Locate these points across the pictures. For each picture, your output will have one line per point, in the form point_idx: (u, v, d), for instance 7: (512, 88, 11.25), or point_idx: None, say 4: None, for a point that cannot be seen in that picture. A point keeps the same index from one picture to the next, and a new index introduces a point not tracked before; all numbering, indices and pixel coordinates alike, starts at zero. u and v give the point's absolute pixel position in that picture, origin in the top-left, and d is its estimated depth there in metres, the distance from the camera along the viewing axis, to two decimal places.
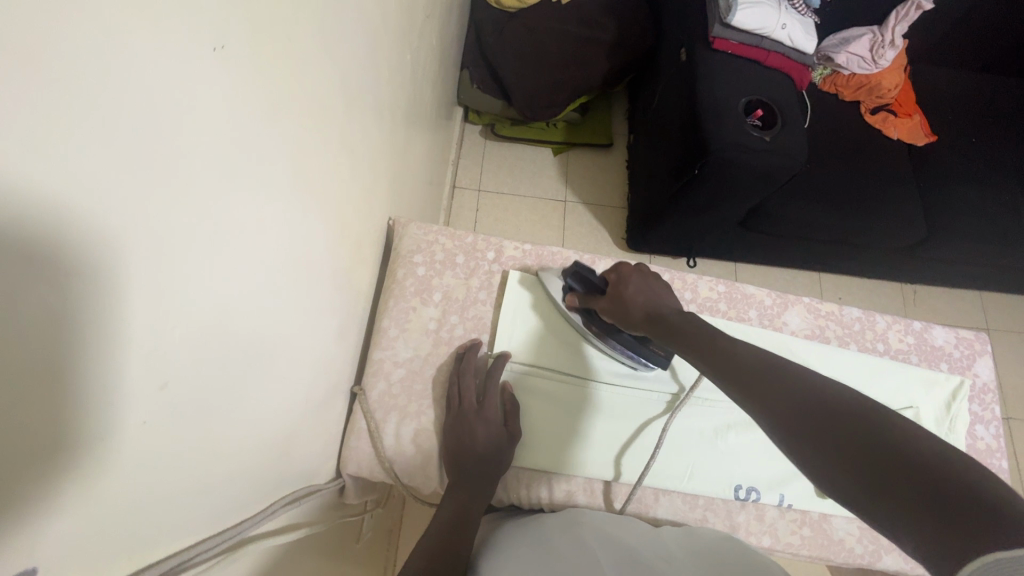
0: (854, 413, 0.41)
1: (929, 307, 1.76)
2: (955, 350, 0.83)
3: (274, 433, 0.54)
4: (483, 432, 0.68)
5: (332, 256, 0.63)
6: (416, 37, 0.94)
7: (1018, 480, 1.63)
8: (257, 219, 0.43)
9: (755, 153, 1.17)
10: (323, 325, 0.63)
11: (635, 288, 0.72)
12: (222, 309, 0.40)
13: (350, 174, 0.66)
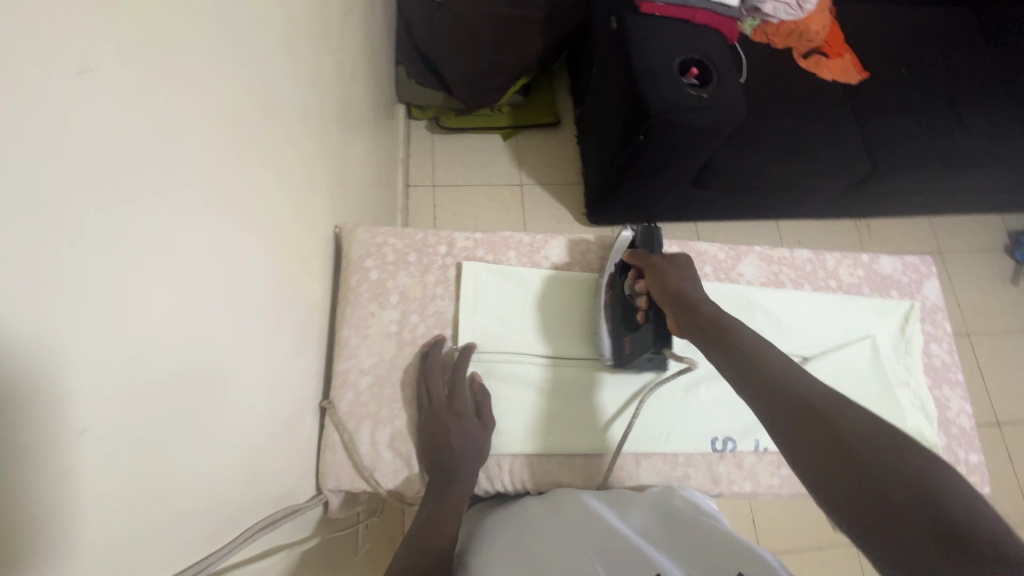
0: (899, 453, 0.43)
1: (884, 240, 1.82)
2: (903, 275, 0.86)
3: (239, 458, 0.53)
4: (459, 431, 0.68)
5: (278, 273, 0.62)
6: (336, 38, 0.92)
7: (985, 391, 1.71)
8: (172, 238, 0.41)
9: (696, 111, 1.18)
10: (279, 344, 0.62)
11: (680, 271, 0.70)
12: (149, 339, 0.38)
13: (285, 188, 0.64)
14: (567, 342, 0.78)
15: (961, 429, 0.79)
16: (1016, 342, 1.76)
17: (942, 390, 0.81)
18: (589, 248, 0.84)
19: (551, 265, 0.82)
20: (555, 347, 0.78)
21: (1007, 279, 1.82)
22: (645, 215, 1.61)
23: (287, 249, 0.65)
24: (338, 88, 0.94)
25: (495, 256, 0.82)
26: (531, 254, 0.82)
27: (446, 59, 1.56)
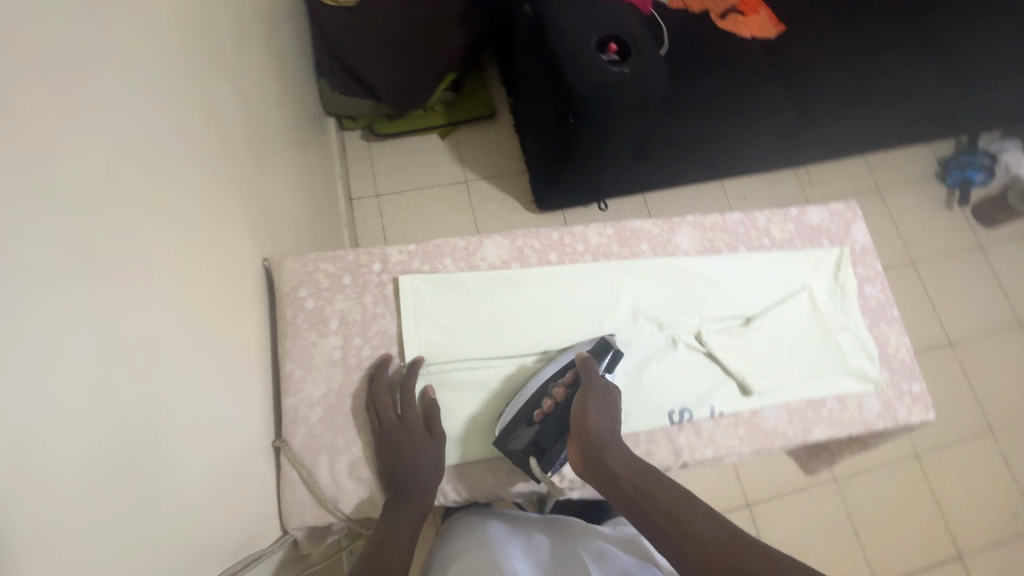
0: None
1: (825, 184, 1.87)
2: (831, 223, 0.89)
3: (178, 513, 0.53)
4: (406, 449, 0.68)
5: (182, 322, 0.60)
6: (233, 62, 0.87)
7: (935, 313, 1.79)
8: (41, 318, 0.41)
9: (619, 87, 1.18)
10: (197, 393, 0.60)
11: (608, 404, 0.69)
12: (33, 422, 0.39)
13: (177, 234, 0.61)
14: (513, 339, 0.78)
15: (901, 362, 0.83)
16: (958, 263, 1.85)
17: (880, 328, 0.85)
18: (525, 242, 0.83)
19: (488, 266, 0.81)
20: (501, 347, 0.77)
21: (943, 205, 1.90)
22: (592, 194, 1.61)
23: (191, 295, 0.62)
24: (245, 115, 0.90)
25: (431, 265, 0.81)
26: (467, 258, 0.81)
27: (366, 64, 1.52)
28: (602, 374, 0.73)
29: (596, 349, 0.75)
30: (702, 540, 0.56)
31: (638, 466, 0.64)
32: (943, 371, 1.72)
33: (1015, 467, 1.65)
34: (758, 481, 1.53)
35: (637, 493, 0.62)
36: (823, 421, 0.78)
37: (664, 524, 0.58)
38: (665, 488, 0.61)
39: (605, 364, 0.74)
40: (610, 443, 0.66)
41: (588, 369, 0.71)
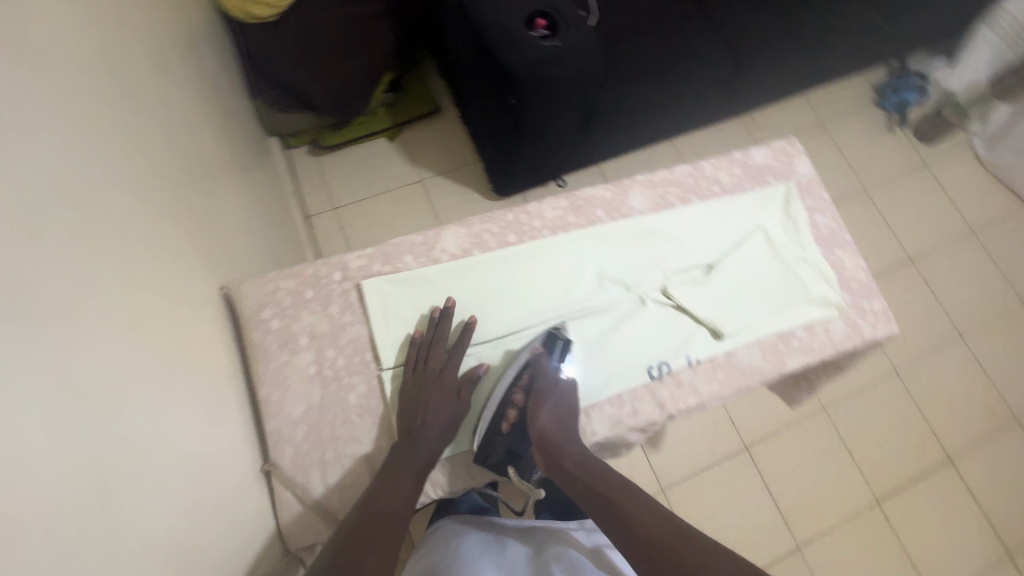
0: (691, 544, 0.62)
1: (772, 127, 1.91)
2: (775, 161, 0.91)
3: (172, 543, 0.53)
4: (435, 405, 0.71)
5: (145, 362, 0.59)
6: (154, 93, 0.85)
7: (893, 234, 1.85)
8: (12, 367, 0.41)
9: (554, 62, 1.18)
10: (170, 430, 0.59)
11: (559, 404, 0.73)
12: (19, 469, 0.39)
13: (126, 276, 0.60)
14: (485, 323, 0.78)
15: (860, 283, 0.86)
16: (907, 183, 1.91)
17: (836, 254, 0.87)
18: (482, 228, 0.83)
19: (449, 257, 0.81)
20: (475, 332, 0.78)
21: (884, 130, 1.96)
22: (548, 172, 1.61)
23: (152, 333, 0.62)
24: (176, 146, 0.87)
25: (392, 265, 0.80)
26: (427, 252, 0.81)
27: (299, 77, 1.46)
28: (555, 373, 0.74)
29: (546, 346, 0.75)
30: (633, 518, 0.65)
31: (588, 461, 0.71)
32: (908, 288, 1.78)
33: (987, 367, 1.73)
34: (752, 423, 1.57)
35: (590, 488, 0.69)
36: (796, 350, 0.81)
37: (603, 513, 0.67)
38: (611, 484, 0.69)
39: (556, 359, 0.75)
40: (563, 446, 0.71)
41: (540, 374, 0.73)
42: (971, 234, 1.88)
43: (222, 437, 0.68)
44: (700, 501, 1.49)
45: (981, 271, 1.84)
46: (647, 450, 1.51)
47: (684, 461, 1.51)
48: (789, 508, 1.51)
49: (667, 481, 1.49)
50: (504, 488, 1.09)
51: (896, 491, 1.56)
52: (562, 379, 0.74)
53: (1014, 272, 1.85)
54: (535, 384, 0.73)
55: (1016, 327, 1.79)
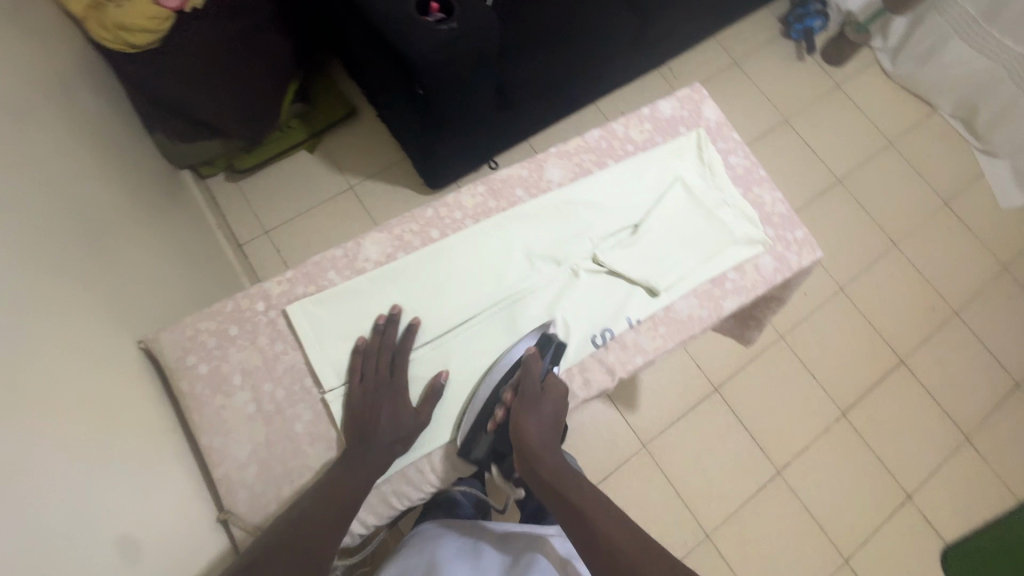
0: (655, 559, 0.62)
1: (689, 73, 1.93)
2: (682, 111, 0.92)
3: None
4: (391, 413, 0.70)
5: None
6: (20, 150, 0.78)
7: (819, 158, 1.91)
8: None
9: (455, 45, 1.14)
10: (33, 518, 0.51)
11: (545, 409, 0.73)
12: None
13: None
14: (425, 326, 0.77)
15: (781, 216, 0.88)
16: (824, 107, 1.98)
17: (754, 191, 0.89)
18: (402, 229, 0.81)
19: (374, 265, 0.79)
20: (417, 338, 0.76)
21: (794, 59, 2.01)
22: (477, 157, 1.58)
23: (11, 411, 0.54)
24: (60, 202, 0.81)
25: (316, 285, 0.78)
26: (351, 264, 0.79)
27: (197, 102, 1.37)
28: (544, 375, 0.74)
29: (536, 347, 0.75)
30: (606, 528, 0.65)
31: (562, 472, 0.71)
32: (841, 208, 1.86)
33: (922, 268, 1.83)
34: (717, 364, 1.62)
35: (559, 494, 0.69)
36: (730, 293, 0.83)
37: (576, 520, 0.67)
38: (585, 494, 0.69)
39: (547, 361, 0.75)
40: (540, 450, 0.72)
41: (527, 378, 0.72)
42: (890, 146, 1.97)
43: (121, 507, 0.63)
44: (681, 448, 1.53)
45: (903, 179, 1.93)
46: (623, 411, 1.54)
47: (660, 414, 1.55)
48: (764, 437, 1.58)
49: (647, 437, 1.53)
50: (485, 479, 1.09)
51: (858, 400, 1.65)
52: (551, 383, 0.74)
53: (933, 174, 1.95)
54: (523, 388, 0.73)
55: (942, 225, 1.89)
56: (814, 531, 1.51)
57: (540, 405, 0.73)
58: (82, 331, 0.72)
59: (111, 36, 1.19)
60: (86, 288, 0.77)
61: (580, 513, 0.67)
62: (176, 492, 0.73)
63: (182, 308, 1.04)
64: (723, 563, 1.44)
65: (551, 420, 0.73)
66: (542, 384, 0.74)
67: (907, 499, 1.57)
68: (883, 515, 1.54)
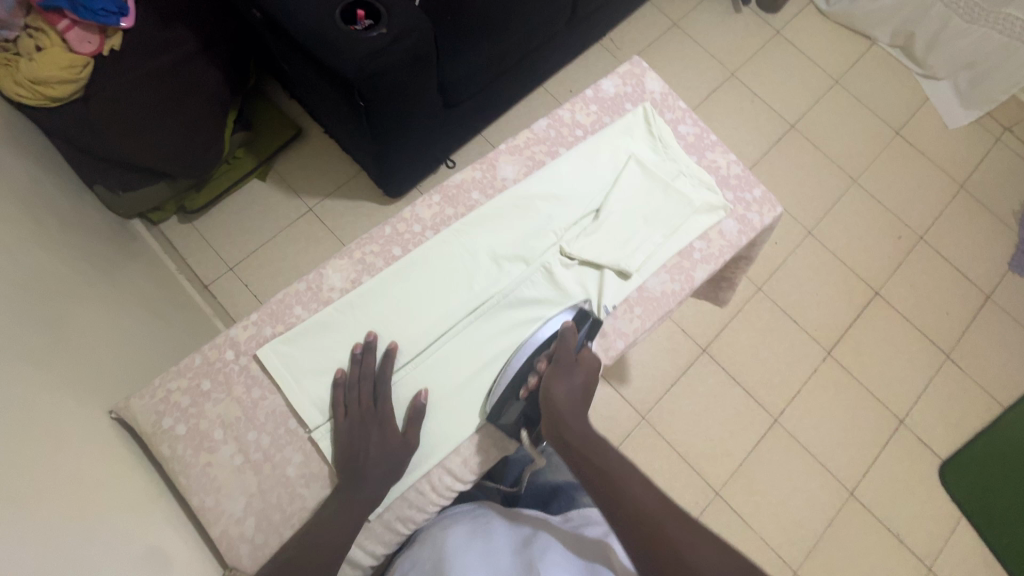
0: (689, 534, 0.59)
1: (632, 42, 1.92)
2: (625, 87, 0.91)
3: None
4: (380, 439, 0.69)
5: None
6: None
7: (770, 107, 1.93)
8: None
9: (388, 50, 1.11)
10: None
11: (579, 378, 0.73)
12: None
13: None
14: (402, 346, 0.76)
15: (737, 177, 0.88)
16: (768, 55, 1.99)
17: (708, 156, 0.90)
18: (363, 252, 0.79)
19: (340, 293, 0.78)
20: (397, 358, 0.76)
21: (732, 12, 2.01)
22: (431, 158, 1.56)
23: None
24: (1, 280, 0.77)
25: (284, 323, 0.76)
26: (316, 296, 0.77)
27: (131, 146, 1.30)
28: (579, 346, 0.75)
29: (573, 319, 0.76)
30: (637, 501, 0.62)
31: (592, 439, 0.69)
32: (798, 153, 1.88)
33: (883, 199, 1.87)
34: (702, 326, 1.64)
35: (591, 457, 0.67)
36: (699, 262, 0.83)
37: (602, 484, 0.65)
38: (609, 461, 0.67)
39: (583, 335, 0.76)
40: (570, 416, 0.70)
41: (562, 348, 0.73)
42: (836, 84, 1.99)
43: None
44: (679, 414, 1.55)
45: (854, 115, 1.96)
46: (618, 387, 1.56)
47: (654, 383, 1.57)
48: (757, 389, 1.61)
49: (645, 408, 1.55)
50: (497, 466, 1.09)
51: (841, 338, 1.69)
52: (589, 356, 0.75)
53: (881, 106, 1.98)
54: (557, 354, 0.74)
55: (896, 154, 1.93)
56: (818, 470, 1.55)
57: (577, 380, 0.73)
58: (48, 412, 0.69)
59: (27, 91, 1.17)
60: (46, 366, 0.74)
61: (607, 478, 0.65)
62: (176, 558, 0.72)
63: (152, 365, 1.01)
64: (736, 516, 1.48)
65: (585, 389, 0.73)
66: (576, 356, 0.74)
67: (900, 424, 1.62)
68: (880, 444, 1.60)
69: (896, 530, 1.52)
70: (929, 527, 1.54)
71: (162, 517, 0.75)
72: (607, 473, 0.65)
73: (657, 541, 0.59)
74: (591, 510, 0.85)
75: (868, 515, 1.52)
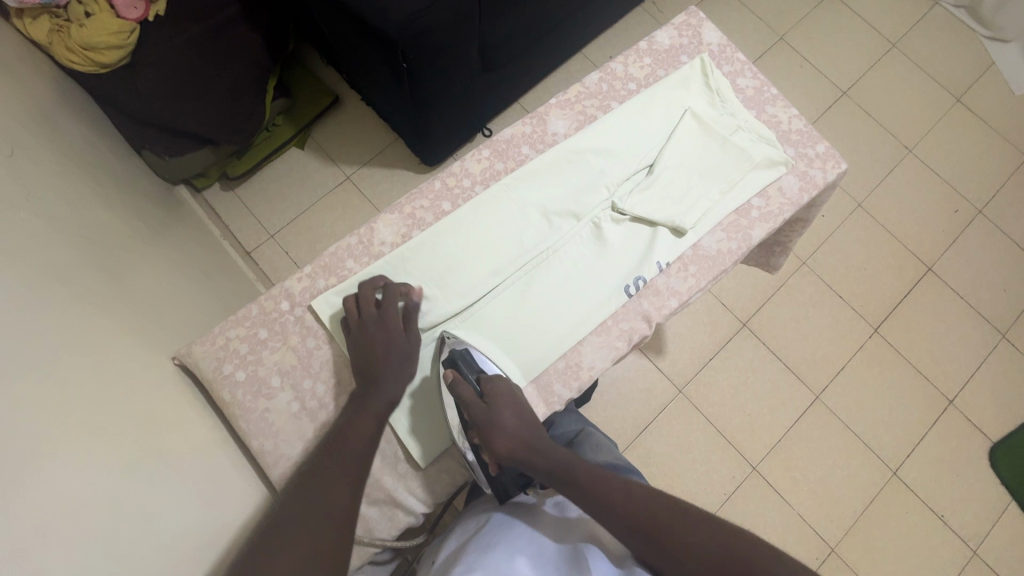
0: (681, 516, 0.61)
1: (674, 4, 1.84)
2: (681, 39, 0.93)
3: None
4: (396, 350, 0.72)
5: (9, 471, 0.48)
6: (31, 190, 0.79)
7: (821, 72, 1.83)
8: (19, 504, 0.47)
9: (433, 8, 1.08)
10: (48, 546, 0.48)
11: (508, 416, 0.71)
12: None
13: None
14: (453, 295, 0.80)
15: (799, 132, 0.89)
16: (821, 18, 1.88)
17: (768, 110, 0.91)
18: (413, 207, 0.84)
19: (391, 247, 0.82)
20: (446, 309, 0.79)
21: None
22: (469, 126, 1.54)
23: (21, 440, 0.51)
24: (69, 231, 0.81)
25: (337, 276, 0.81)
26: (367, 250, 0.82)
27: (178, 112, 1.32)
28: (477, 389, 0.73)
29: (452, 371, 0.74)
30: (622, 495, 0.64)
31: (561, 458, 0.70)
32: (849, 121, 1.79)
33: (940, 170, 1.76)
34: (742, 300, 1.60)
35: (567, 477, 0.68)
36: (757, 220, 0.85)
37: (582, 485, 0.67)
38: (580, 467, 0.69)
39: (470, 376, 0.74)
40: (532, 448, 0.71)
41: (472, 407, 0.71)
42: (893, 48, 1.87)
43: (190, 507, 0.67)
44: (717, 388, 1.53)
45: (911, 80, 1.84)
46: (655, 359, 1.54)
47: (691, 356, 1.55)
48: (798, 364, 1.57)
49: (682, 381, 1.53)
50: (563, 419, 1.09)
51: (890, 314, 1.63)
52: (494, 385, 0.73)
53: (942, 71, 1.86)
54: (472, 417, 0.72)
55: (957, 122, 1.82)
56: (859, 448, 1.51)
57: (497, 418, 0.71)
58: (125, 355, 0.74)
59: (80, 58, 1.16)
60: (121, 313, 0.79)
61: (588, 476, 0.67)
62: (236, 496, 0.77)
63: (208, 320, 1.05)
64: (772, 491, 1.46)
65: (513, 414, 0.72)
66: (482, 397, 0.72)
67: (950, 405, 1.56)
68: (927, 424, 1.54)
69: (941, 512, 1.47)
70: (977, 510, 1.48)
71: (226, 455, 0.81)
72: (584, 473, 0.68)
73: (651, 530, 0.61)
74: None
75: (912, 496, 1.48)
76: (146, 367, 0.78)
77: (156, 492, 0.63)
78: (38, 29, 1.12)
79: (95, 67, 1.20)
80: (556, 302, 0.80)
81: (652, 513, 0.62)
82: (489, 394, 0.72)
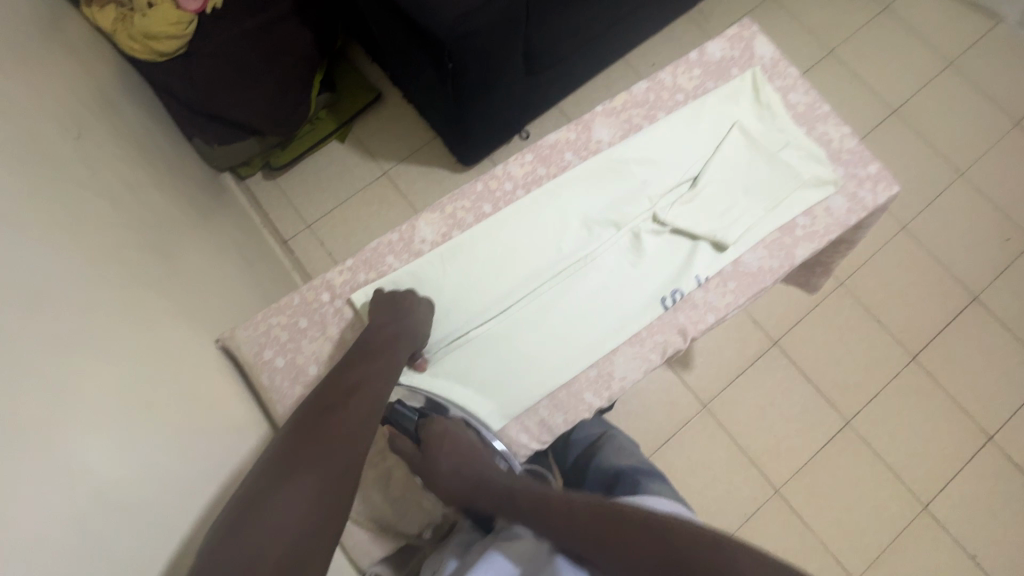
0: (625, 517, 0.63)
1: (722, 14, 1.81)
2: (733, 51, 0.92)
3: None
4: (414, 329, 0.75)
5: (68, 437, 0.52)
6: (98, 172, 0.83)
7: (871, 89, 1.77)
8: (72, 459, 0.51)
9: (483, 11, 1.09)
10: (92, 506, 0.51)
11: (445, 460, 0.75)
12: (92, 531, 0.50)
13: (38, 344, 0.53)
14: (488, 298, 0.81)
15: (850, 151, 0.87)
16: (875, 33, 1.83)
17: (819, 128, 0.89)
18: (454, 207, 0.85)
19: (430, 245, 0.84)
20: (481, 311, 0.81)
21: None
22: (507, 128, 1.54)
23: (74, 406, 0.54)
24: (128, 213, 0.85)
25: (376, 271, 0.83)
26: (407, 247, 0.84)
27: (226, 103, 1.35)
28: (416, 437, 0.77)
29: (392, 426, 0.77)
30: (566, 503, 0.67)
31: (504, 487, 0.74)
32: (900, 140, 1.73)
33: (994, 196, 1.69)
34: (776, 318, 1.57)
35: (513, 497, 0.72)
36: (801, 240, 0.83)
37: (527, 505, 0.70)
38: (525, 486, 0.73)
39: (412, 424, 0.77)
40: (481, 479, 0.75)
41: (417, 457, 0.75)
42: (950, 67, 1.81)
43: (220, 477, 0.70)
44: (743, 405, 1.50)
45: (968, 101, 1.78)
46: (681, 373, 1.52)
47: (717, 372, 1.52)
48: (830, 388, 1.52)
49: (707, 396, 1.50)
50: (586, 423, 1.08)
51: (930, 341, 1.57)
52: (429, 432, 0.76)
53: (1002, 93, 1.79)
54: (416, 467, 0.76)
55: (1015, 147, 1.74)
56: (889, 478, 1.46)
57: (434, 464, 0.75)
58: (175, 334, 0.78)
59: (141, 46, 1.23)
60: (172, 293, 0.83)
61: (531, 495, 0.71)
62: None
63: (249, 306, 1.08)
64: (795, 516, 1.42)
65: (450, 451, 0.75)
66: (421, 448, 0.76)
67: (989, 441, 1.50)
68: (963, 460, 1.48)
69: (973, 552, 1.41)
70: (1012, 553, 1.41)
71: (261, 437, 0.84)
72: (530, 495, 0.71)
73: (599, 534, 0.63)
74: (646, 497, 0.79)
75: (942, 533, 1.42)
76: (194, 347, 0.81)
77: (192, 460, 0.67)
78: (105, 17, 1.20)
79: (155, 57, 1.26)
80: (591, 309, 0.81)
81: (597, 524, 0.64)
82: (425, 443, 0.76)
